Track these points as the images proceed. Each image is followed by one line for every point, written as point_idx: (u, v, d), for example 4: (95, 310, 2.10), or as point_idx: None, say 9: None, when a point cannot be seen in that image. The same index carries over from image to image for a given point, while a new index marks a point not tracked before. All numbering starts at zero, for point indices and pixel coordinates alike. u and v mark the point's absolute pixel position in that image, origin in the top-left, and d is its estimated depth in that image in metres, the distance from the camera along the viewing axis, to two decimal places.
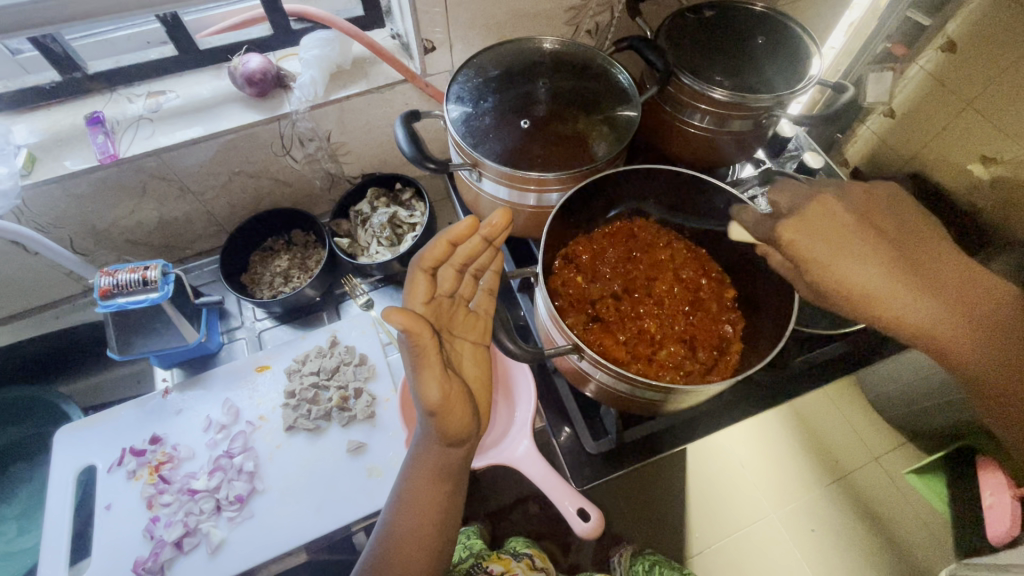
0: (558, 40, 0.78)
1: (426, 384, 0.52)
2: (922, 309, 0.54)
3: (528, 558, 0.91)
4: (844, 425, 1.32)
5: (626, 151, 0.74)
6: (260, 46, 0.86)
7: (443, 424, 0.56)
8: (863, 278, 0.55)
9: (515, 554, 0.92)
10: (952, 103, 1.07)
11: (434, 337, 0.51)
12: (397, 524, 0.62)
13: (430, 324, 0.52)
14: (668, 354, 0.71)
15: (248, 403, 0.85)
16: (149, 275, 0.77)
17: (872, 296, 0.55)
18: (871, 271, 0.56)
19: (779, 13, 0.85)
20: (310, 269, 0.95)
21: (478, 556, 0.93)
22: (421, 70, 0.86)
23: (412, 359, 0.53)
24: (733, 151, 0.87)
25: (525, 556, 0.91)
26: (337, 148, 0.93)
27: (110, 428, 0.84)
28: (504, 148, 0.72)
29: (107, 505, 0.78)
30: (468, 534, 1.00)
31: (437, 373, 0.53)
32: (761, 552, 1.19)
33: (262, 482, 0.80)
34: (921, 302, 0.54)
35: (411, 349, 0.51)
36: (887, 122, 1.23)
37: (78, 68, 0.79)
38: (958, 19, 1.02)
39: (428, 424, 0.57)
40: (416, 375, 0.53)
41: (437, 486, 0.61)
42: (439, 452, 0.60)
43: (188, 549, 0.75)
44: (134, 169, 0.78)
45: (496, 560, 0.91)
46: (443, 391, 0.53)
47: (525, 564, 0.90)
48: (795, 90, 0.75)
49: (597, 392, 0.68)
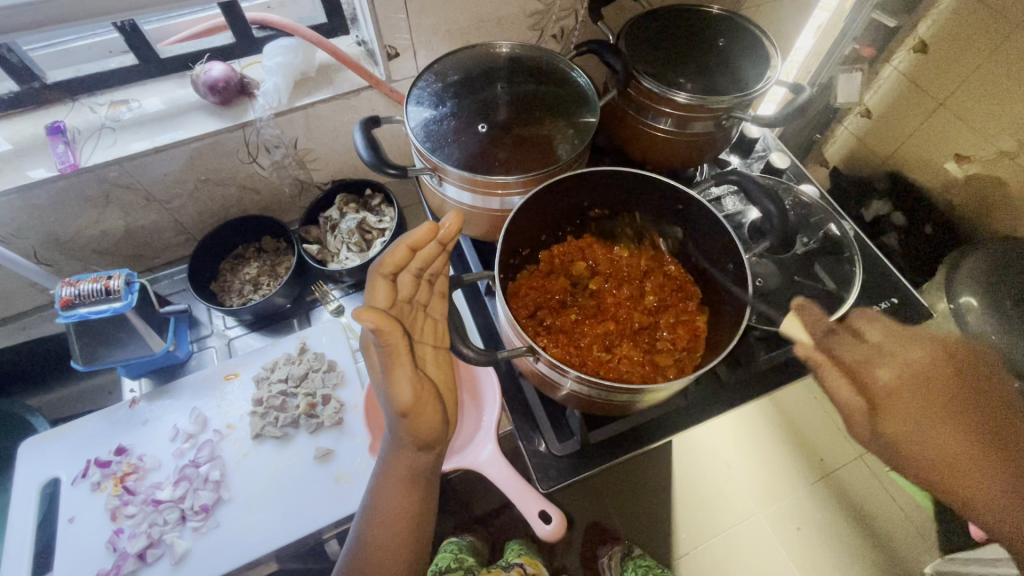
0: (514, 44, 0.79)
1: (399, 385, 0.53)
2: (923, 436, 0.59)
3: (518, 567, 0.95)
4: (823, 420, 1.45)
5: (587, 153, 0.74)
6: (223, 55, 0.86)
7: (413, 426, 0.56)
8: (887, 380, 0.62)
9: (507, 565, 0.97)
10: (925, 104, 1.32)
11: (404, 335, 0.52)
12: (371, 530, 0.62)
13: (399, 323, 0.52)
14: (636, 348, 0.71)
15: (215, 412, 0.85)
16: (112, 284, 0.77)
17: (898, 408, 0.61)
18: (905, 390, 0.61)
19: (738, 15, 0.86)
20: (279, 276, 0.95)
21: (469, 567, 0.95)
22: (386, 76, 0.87)
23: (382, 361, 0.53)
24: (697, 152, 0.88)
25: (515, 566, 0.96)
26: (305, 155, 0.94)
27: (75, 440, 0.83)
28: (464, 152, 0.72)
29: (70, 518, 0.77)
30: (458, 546, 1.01)
31: (409, 372, 0.53)
32: (747, 549, 1.30)
33: (228, 491, 0.79)
34: (932, 429, 0.59)
35: (383, 348, 0.52)
36: (862, 123, 1.50)
37: (36, 78, 0.78)
38: (926, 23, 1.23)
39: (396, 424, 0.58)
40: (389, 375, 0.53)
41: (406, 491, 0.61)
42: (406, 456, 0.60)
43: (151, 560, 0.74)
44: (98, 178, 0.78)
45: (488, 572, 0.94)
46: (413, 394, 0.54)
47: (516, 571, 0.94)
48: (755, 91, 0.77)
49: (581, 403, 0.68)
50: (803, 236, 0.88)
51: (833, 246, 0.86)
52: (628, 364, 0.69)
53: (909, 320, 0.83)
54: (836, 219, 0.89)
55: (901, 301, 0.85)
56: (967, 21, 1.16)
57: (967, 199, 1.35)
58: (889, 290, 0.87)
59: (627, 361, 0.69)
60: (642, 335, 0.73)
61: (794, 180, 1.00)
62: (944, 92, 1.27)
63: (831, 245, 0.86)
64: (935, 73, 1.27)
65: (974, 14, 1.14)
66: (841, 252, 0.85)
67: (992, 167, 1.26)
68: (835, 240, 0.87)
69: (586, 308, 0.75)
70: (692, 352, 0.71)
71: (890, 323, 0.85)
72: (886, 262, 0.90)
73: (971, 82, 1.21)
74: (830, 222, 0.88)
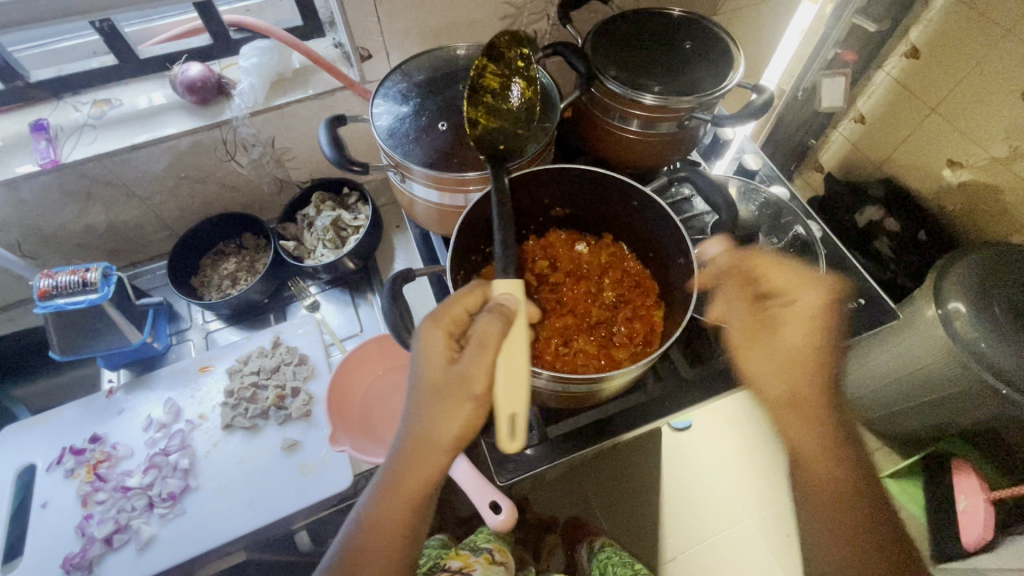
0: (473, 46, 0.81)
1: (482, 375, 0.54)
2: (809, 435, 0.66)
3: (488, 553, 0.95)
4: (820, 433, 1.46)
5: (551, 148, 0.75)
6: (201, 55, 0.89)
7: (461, 424, 0.57)
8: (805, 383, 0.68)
9: (475, 550, 0.97)
10: (918, 109, 1.32)
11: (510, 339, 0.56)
12: (372, 519, 0.60)
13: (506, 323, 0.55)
14: (593, 343, 0.72)
15: (190, 402, 0.87)
16: (88, 277, 0.81)
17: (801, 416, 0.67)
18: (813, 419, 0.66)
19: (698, 18, 0.88)
20: (257, 271, 0.97)
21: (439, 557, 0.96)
22: (360, 77, 0.89)
23: (481, 348, 0.53)
24: (665, 152, 0.89)
25: (485, 551, 0.96)
26: (283, 154, 0.96)
27: (53, 428, 0.85)
28: (427, 150, 0.73)
29: (43, 503, 0.79)
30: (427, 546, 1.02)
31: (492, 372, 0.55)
32: (733, 555, 1.30)
33: (196, 479, 0.81)
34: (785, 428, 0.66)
35: (483, 342, 0.53)
36: (857, 128, 1.51)
37: (20, 77, 0.81)
38: (918, 29, 1.25)
39: (441, 422, 0.57)
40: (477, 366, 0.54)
41: (416, 496, 0.59)
42: (436, 458, 0.58)
43: (118, 545, 0.76)
44: (77, 174, 0.81)
45: (455, 556, 0.94)
46: (487, 387, 0.55)
47: (485, 558, 0.94)
48: (719, 91, 0.78)
49: (540, 396, 0.69)
50: (773, 237, 0.88)
51: (803, 246, 0.86)
52: (584, 358, 0.70)
53: (875, 322, 0.84)
54: (805, 220, 0.89)
55: (868, 302, 0.86)
56: (959, 27, 1.17)
57: (961, 206, 1.35)
58: (858, 291, 0.87)
59: (583, 355, 0.71)
60: (600, 329, 0.74)
61: (766, 182, 1.01)
62: (937, 98, 1.28)
63: (800, 245, 0.86)
64: (925, 78, 1.28)
65: (967, 19, 1.15)
66: (811, 252, 0.85)
67: (986, 173, 1.25)
68: (805, 241, 0.86)
69: (547, 303, 0.77)
70: (646, 346, 0.72)
71: (856, 324, 0.85)
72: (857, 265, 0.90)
73: (961, 89, 1.22)
74: (799, 223, 0.88)
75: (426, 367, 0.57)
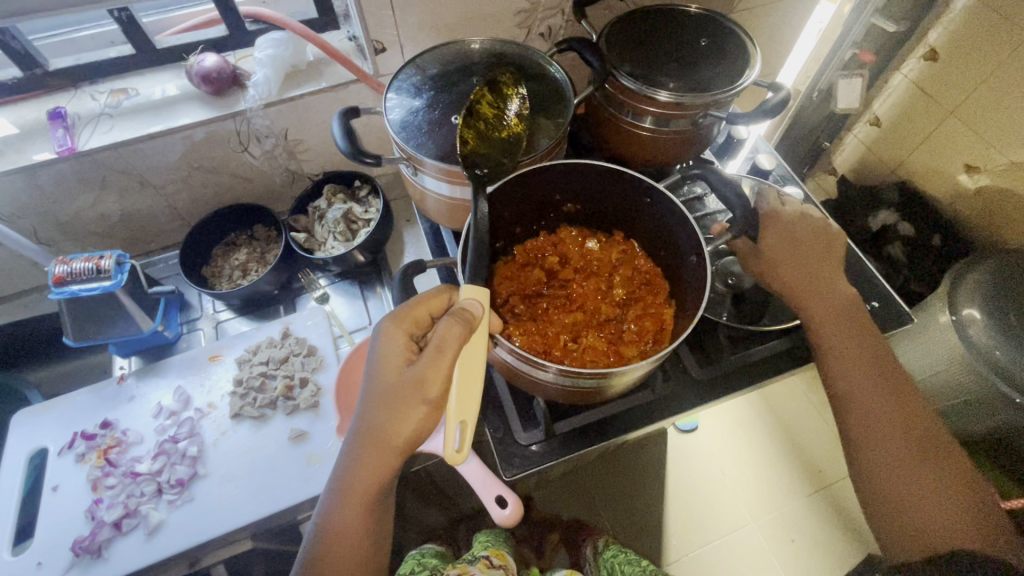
0: (487, 40, 0.81)
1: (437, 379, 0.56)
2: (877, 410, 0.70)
3: (484, 560, 0.91)
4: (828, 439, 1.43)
5: (565, 144, 0.75)
6: (217, 47, 0.90)
7: (416, 426, 0.58)
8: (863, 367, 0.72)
9: (471, 559, 0.93)
10: (936, 112, 1.30)
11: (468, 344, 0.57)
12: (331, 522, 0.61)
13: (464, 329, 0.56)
14: (603, 339, 0.72)
15: (200, 391, 0.87)
16: (103, 264, 0.81)
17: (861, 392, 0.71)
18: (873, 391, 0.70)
19: (715, 15, 0.87)
20: (268, 262, 0.97)
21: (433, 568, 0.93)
22: (374, 70, 0.89)
23: (436, 351, 0.55)
24: (679, 150, 0.88)
25: (481, 559, 0.92)
26: (296, 146, 0.97)
27: (65, 413, 0.86)
28: (440, 143, 0.73)
29: (54, 486, 0.80)
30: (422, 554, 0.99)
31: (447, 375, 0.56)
32: (738, 558, 1.29)
33: (204, 466, 0.81)
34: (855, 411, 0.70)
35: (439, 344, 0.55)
36: (874, 131, 1.49)
37: (39, 65, 0.82)
38: (936, 31, 1.23)
39: (394, 422, 0.58)
40: (432, 368, 0.55)
41: (373, 491, 0.60)
42: (385, 459, 0.59)
43: (126, 529, 0.77)
44: (93, 162, 0.81)
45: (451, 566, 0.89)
46: (443, 392, 0.57)
47: (481, 565, 0.90)
48: (736, 88, 0.77)
49: (548, 392, 0.68)
50: None
51: None
52: (593, 354, 0.70)
53: (890, 325, 0.83)
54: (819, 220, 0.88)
55: (883, 306, 0.85)
56: (979, 29, 1.14)
57: (978, 211, 1.33)
58: (873, 294, 0.86)
59: (593, 351, 0.70)
60: (609, 326, 0.74)
61: (780, 182, 1.00)
62: (956, 101, 1.25)
63: None
64: (943, 81, 1.26)
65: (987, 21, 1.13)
66: None
67: (1005, 178, 1.23)
68: None
69: (556, 299, 0.77)
70: (656, 343, 0.72)
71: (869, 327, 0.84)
72: (872, 268, 0.89)
73: (980, 92, 1.20)
74: None
75: (386, 367, 0.59)
